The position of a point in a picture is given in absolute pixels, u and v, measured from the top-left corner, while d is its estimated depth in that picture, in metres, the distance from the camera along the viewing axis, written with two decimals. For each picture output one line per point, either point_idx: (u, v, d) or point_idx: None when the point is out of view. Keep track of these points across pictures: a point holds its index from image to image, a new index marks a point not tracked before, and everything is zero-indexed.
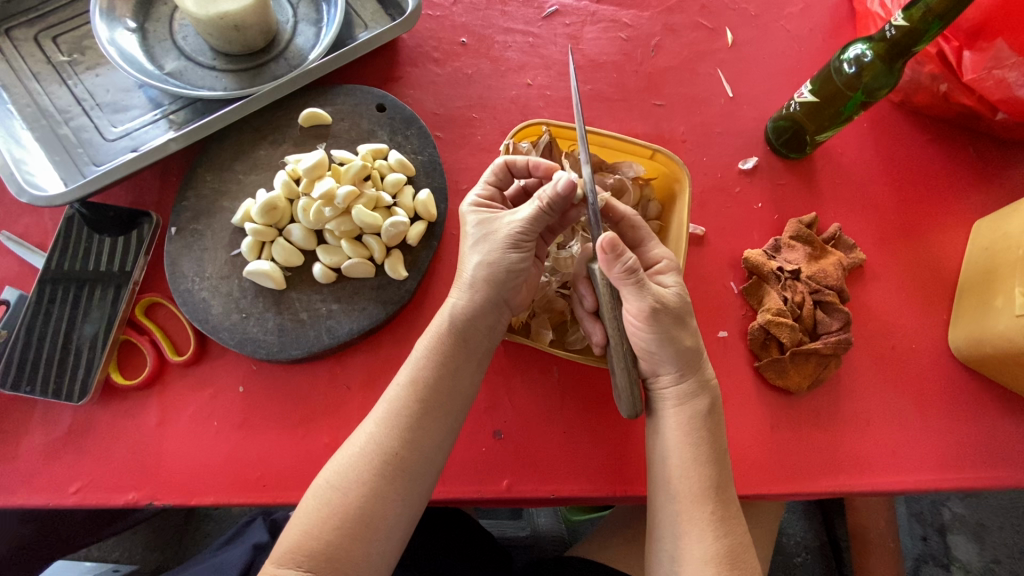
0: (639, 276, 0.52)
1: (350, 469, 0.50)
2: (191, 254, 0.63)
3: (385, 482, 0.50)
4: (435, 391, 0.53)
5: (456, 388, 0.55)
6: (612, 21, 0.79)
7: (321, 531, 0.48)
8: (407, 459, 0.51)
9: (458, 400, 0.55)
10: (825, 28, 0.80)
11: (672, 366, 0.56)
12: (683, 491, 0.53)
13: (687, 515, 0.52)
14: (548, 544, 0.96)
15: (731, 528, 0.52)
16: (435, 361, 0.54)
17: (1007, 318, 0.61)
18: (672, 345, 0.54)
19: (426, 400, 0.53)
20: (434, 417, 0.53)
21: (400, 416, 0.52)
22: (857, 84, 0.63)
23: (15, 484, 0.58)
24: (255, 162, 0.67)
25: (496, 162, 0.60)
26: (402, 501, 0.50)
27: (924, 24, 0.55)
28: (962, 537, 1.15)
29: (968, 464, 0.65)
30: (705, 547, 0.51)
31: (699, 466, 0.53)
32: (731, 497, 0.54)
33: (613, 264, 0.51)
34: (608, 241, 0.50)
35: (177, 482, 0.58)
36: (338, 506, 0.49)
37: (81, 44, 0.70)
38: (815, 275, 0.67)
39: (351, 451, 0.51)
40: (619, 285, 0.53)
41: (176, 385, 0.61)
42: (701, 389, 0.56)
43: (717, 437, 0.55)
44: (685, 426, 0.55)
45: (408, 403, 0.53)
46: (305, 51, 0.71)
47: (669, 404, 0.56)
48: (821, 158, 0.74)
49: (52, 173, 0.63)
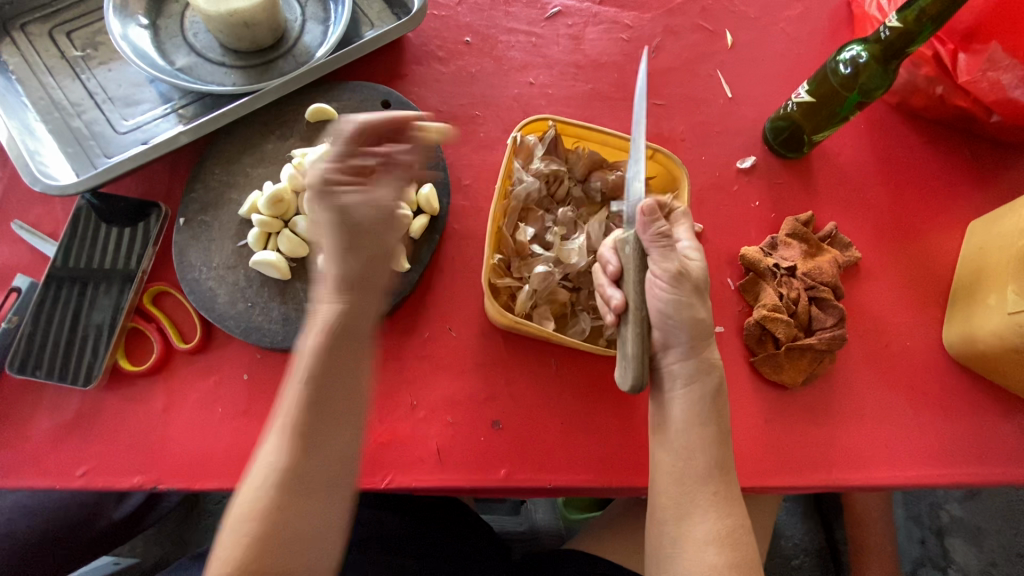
0: (670, 241, 0.54)
1: (263, 485, 0.47)
2: (198, 244, 0.65)
3: (298, 495, 0.47)
4: (324, 396, 0.49)
5: (353, 388, 0.50)
6: (614, 22, 0.81)
7: (247, 559, 0.45)
8: (309, 468, 0.48)
9: (349, 396, 0.50)
10: (824, 31, 0.81)
11: (683, 338, 0.56)
12: (687, 474, 0.55)
13: (691, 497, 0.54)
14: (545, 538, 0.99)
15: (732, 509, 0.54)
16: (320, 363, 0.48)
17: (999, 316, 0.62)
18: (689, 312, 0.55)
19: (314, 401, 0.48)
20: (325, 416, 0.49)
21: (296, 422, 0.48)
22: (852, 85, 0.64)
23: (23, 466, 0.59)
24: (263, 155, 0.69)
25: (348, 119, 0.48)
26: (320, 508, 0.48)
27: (918, 25, 0.57)
28: (960, 540, 1.16)
29: (962, 460, 0.66)
30: (710, 526, 0.53)
31: (704, 448, 0.55)
32: (732, 480, 0.56)
33: (649, 225, 0.54)
34: (648, 204, 0.53)
35: (182, 467, 0.59)
36: (257, 530, 0.46)
37: (95, 39, 0.72)
38: (811, 272, 0.68)
39: (264, 466, 0.48)
40: (649, 246, 0.55)
41: (182, 372, 0.62)
42: (707, 369, 0.57)
43: (722, 419, 0.56)
44: (692, 406, 0.56)
45: (301, 414, 0.48)
46: (312, 48, 0.73)
47: (678, 383, 0.57)
48: (818, 158, 0.76)
49: (64, 164, 0.65)
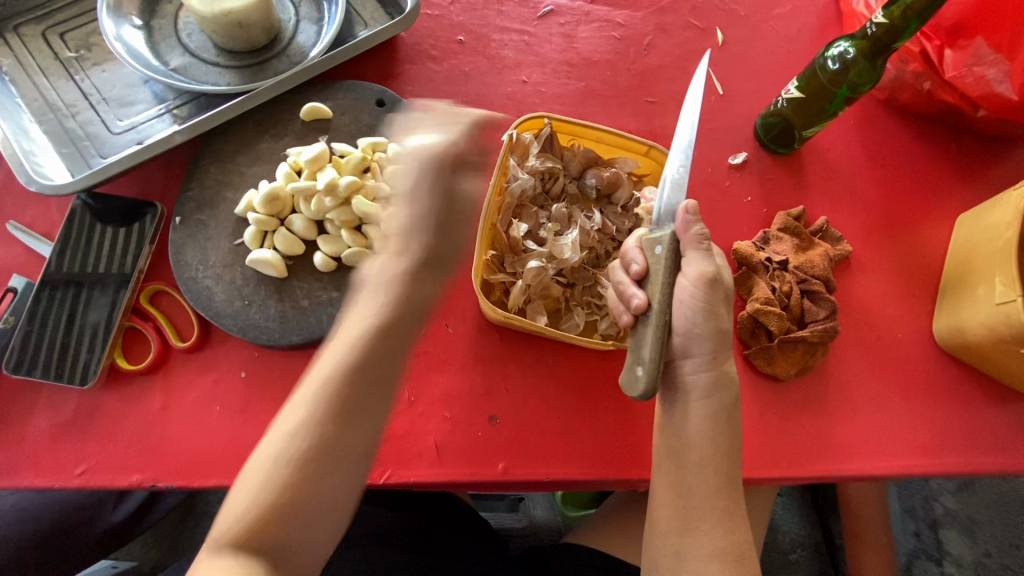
0: (708, 244, 0.54)
1: (291, 446, 0.48)
2: (195, 243, 0.65)
3: (317, 459, 0.48)
4: (371, 363, 0.50)
5: (389, 366, 0.51)
6: (606, 20, 0.81)
7: (259, 516, 0.45)
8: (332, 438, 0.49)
9: (388, 377, 0.52)
10: (813, 29, 0.82)
11: (705, 347, 0.56)
12: (698, 486, 0.56)
13: (699, 510, 0.55)
14: (543, 533, 1.02)
15: (737, 524, 0.56)
16: (381, 333, 0.51)
17: (986, 307, 0.64)
18: (713, 321, 0.55)
19: (366, 376, 0.50)
20: (359, 388, 0.50)
21: (324, 388, 0.49)
22: (841, 80, 0.65)
23: (21, 466, 0.59)
24: (258, 154, 0.69)
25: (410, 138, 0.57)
26: (335, 478, 0.49)
27: (904, 20, 0.58)
28: (953, 532, 1.17)
29: (953, 450, 0.67)
30: (715, 539, 0.55)
31: (717, 462, 0.55)
32: (740, 495, 0.57)
33: (691, 226, 0.54)
34: (693, 204, 0.53)
35: (180, 466, 0.59)
36: (275, 490, 0.46)
37: (89, 40, 0.72)
38: (802, 266, 0.69)
39: (288, 429, 0.48)
40: (686, 246, 0.54)
41: (179, 370, 0.62)
42: (725, 383, 0.57)
43: (735, 433, 0.57)
44: (710, 418, 0.56)
45: (344, 382, 0.50)
46: (306, 48, 0.73)
47: (696, 394, 0.56)
48: (808, 154, 0.77)
49: (59, 164, 0.65)
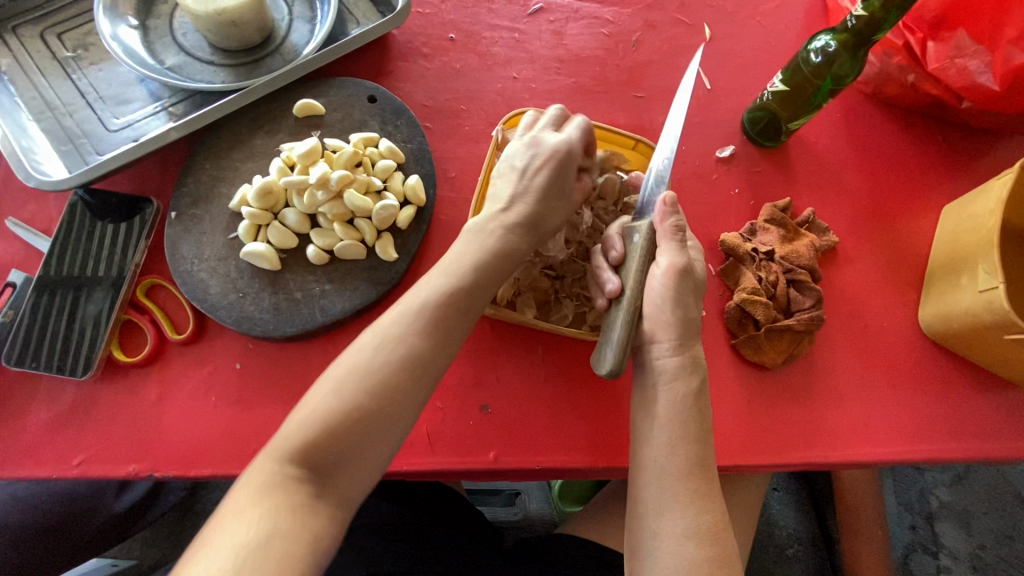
0: (683, 237, 0.58)
1: (335, 410, 0.46)
2: (189, 238, 0.66)
3: (372, 423, 0.47)
4: (432, 335, 0.51)
5: (453, 334, 0.52)
6: (595, 17, 0.83)
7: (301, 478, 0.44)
8: (393, 401, 0.48)
9: (452, 345, 0.52)
10: (799, 24, 0.84)
11: (673, 332, 0.58)
12: (669, 468, 0.55)
13: (672, 492, 0.55)
14: (538, 526, 1.02)
15: (711, 505, 0.54)
16: (438, 305, 0.52)
17: (970, 294, 0.65)
18: (683, 309, 0.58)
19: (427, 342, 0.51)
20: (427, 356, 0.50)
21: (389, 352, 0.49)
22: (825, 72, 0.66)
23: (19, 457, 0.60)
24: (252, 150, 0.70)
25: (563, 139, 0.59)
26: (385, 442, 0.48)
27: (883, 13, 0.59)
28: (949, 524, 1.18)
29: (939, 437, 0.68)
30: (688, 522, 0.53)
31: (685, 443, 0.56)
32: (713, 477, 0.56)
33: (668, 217, 0.58)
34: (670, 195, 0.57)
35: (176, 456, 0.60)
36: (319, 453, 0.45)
37: (86, 40, 0.73)
38: (788, 256, 0.69)
39: (331, 392, 0.47)
40: (662, 236, 0.58)
41: (175, 363, 0.63)
42: (693, 366, 0.59)
43: (703, 415, 0.58)
44: (676, 400, 0.57)
45: (406, 351, 0.49)
46: (299, 46, 0.74)
47: (663, 378, 0.58)
48: (795, 147, 0.78)
49: (57, 162, 0.66)
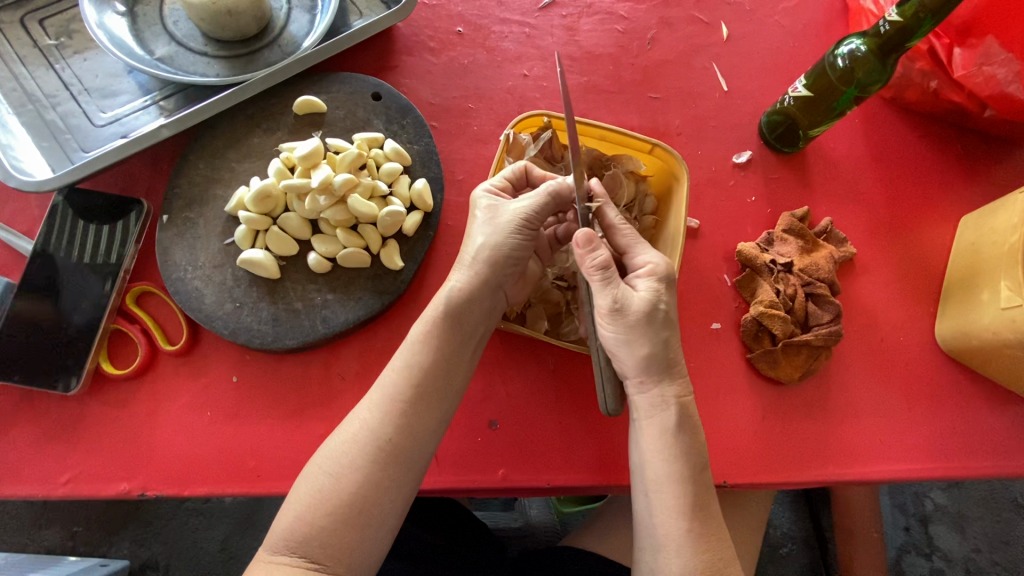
0: (609, 273, 0.54)
1: (345, 455, 0.50)
2: (183, 242, 0.62)
3: (380, 467, 0.50)
4: (429, 378, 0.53)
5: (452, 374, 0.54)
6: (609, 13, 0.79)
7: (315, 519, 0.47)
8: (399, 445, 0.51)
9: (451, 382, 0.54)
10: (819, 24, 0.81)
11: (636, 372, 0.56)
12: (661, 506, 0.53)
13: (665, 531, 0.52)
14: (541, 534, 0.99)
15: (710, 545, 0.52)
16: (433, 346, 0.54)
17: (992, 312, 0.63)
18: (633, 348, 0.54)
19: (422, 386, 0.53)
20: (426, 398, 0.53)
21: (394, 398, 0.52)
22: (849, 79, 0.63)
23: (4, 474, 0.57)
24: (249, 150, 0.66)
25: (519, 164, 0.61)
26: (396, 487, 0.50)
27: (916, 19, 0.56)
28: (944, 527, 1.18)
29: (954, 454, 0.66)
30: (683, 563, 0.51)
31: (675, 483, 0.53)
32: (712, 514, 0.53)
33: (585, 257, 0.54)
34: (584, 235, 0.53)
35: (170, 473, 0.57)
36: (332, 496, 0.48)
37: (69, 27, 0.68)
38: (807, 268, 0.67)
39: (346, 436, 0.51)
40: (587, 278, 0.55)
41: (168, 375, 0.60)
42: (664, 403, 0.55)
43: (693, 451, 0.55)
44: (654, 438, 0.55)
45: (404, 396, 0.52)
46: (298, 38, 0.70)
47: (639, 414, 0.57)
48: (813, 153, 0.75)
49: (39, 159, 0.62)
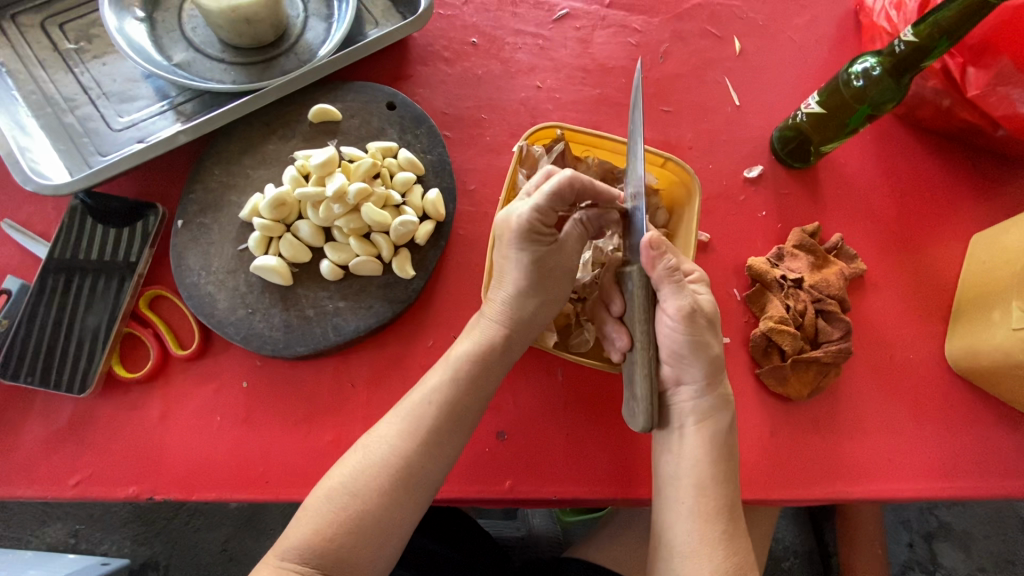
0: (679, 276, 0.53)
1: (366, 465, 0.50)
2: (197, 247, 0.63)
3: (400, 478, 0.50)
4: (457, 396, 0.54)
5: (482, 388, 0.55)
6: (622, 26, 0.79)
7: (333, 529, 0.48)
8: (421, 457, 0.51)
9: (479, 396, 0.55)
10: (832, 40, 0.81)
11: (698, 376, 0.56)
12: (696, 509, 0.54)
13: (700, 534, 0.53)
14: (544, 544, 0.98)
15: (740, 548, 0.53)
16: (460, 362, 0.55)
17: (1003, 332, 0.62)
18: (702, 351, 0.55)
19: (449, 401, 0.54)
20: (454, 413, 0.54)
21: (418, 411, 0.53)
22: (863, 97, 0.64)
23: (16, 474, 0.58)
24: (264, 156, 0.67)
25: (562, 176, 0.53)
26: (409, 498, 0.50)
27: (931, 40, 0.56)
28: (948, 545, 1.17)
29: (962, 473, 0.66)
30: (716, 565, 0.51)
31: (714, 486, 0.54)
32: (740, 517, 0.55)
33: (657, 262, 0.52)
34: (654, 238, 0.51)
35: (179, 477, 0.58)
36: (352, 506, 0.48)
37: (89, 32, 0.69)
38: (817, 284, 0.68)
39: (368, 450, 0.51)
40: (659, 283, 0.53)
41: (179, 379, 0.61)
42: (722, 404, 0.56)
43: (732, 455, 0.56)
44: (703, 443, 0.55)
45: (434, 410, 0.53)
46: (314, 46, 0.71)
47: (689, 420, 0.57)
48: (825, 169, 0.75)
49: (57, 162, 0.63)
